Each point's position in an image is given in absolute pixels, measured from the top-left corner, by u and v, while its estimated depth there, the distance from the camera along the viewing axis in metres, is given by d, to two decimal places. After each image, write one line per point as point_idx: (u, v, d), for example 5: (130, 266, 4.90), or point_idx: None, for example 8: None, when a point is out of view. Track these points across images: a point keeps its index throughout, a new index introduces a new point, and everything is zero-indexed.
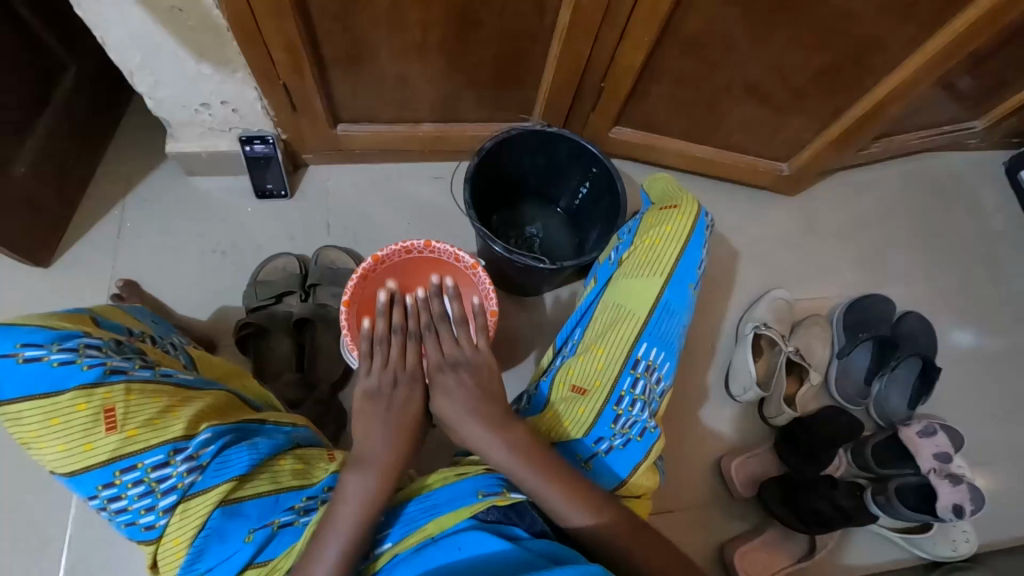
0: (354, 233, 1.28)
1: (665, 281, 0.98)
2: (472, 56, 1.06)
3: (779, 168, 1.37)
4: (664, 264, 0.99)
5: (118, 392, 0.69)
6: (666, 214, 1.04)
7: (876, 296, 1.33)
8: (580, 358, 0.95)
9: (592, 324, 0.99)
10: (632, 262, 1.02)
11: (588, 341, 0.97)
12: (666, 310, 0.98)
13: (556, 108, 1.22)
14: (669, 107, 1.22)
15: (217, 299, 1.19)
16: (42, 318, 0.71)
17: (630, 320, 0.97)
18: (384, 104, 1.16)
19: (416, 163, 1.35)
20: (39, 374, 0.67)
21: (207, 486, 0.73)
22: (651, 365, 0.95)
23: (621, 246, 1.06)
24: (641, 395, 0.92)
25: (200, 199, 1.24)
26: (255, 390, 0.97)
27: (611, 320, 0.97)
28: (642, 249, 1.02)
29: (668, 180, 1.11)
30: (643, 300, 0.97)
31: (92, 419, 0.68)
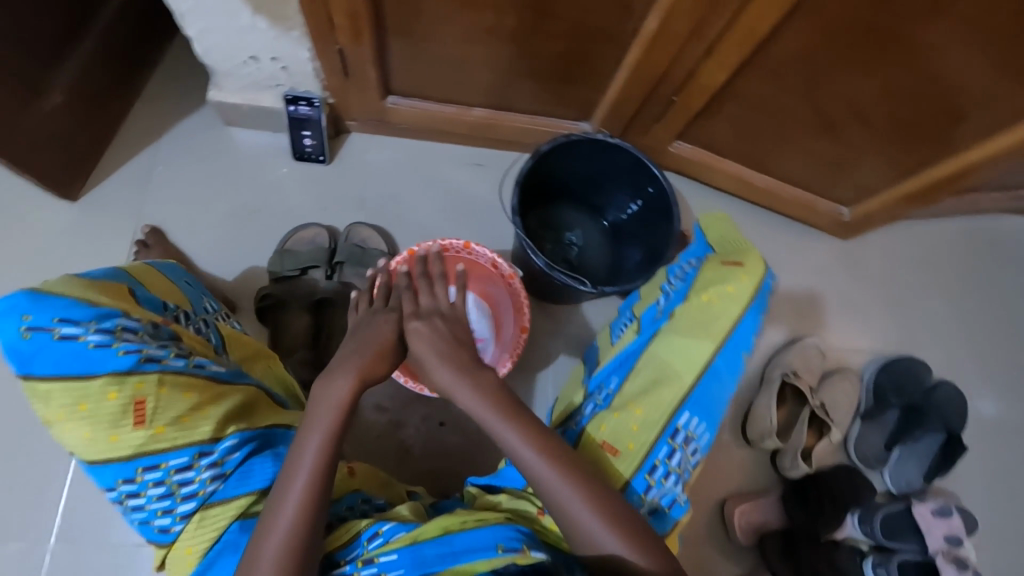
0: (386, 212, 1.22)
1: (716, 350, 0.84)
2: (542, 49, 0.99)
3: (838, 210, 1.30)
4: (719, 328, 0.84)
5: (149, 384, 0.67)
6: (728, 273, 0.87)
7: (913, 359, 1.28)
8: (614, 415, 0.83)
9: (635, 376, 0.86)
10: (683, 322, 0.86)
11: (625, 397, 0.85)
12: (711, 379, 0.84)
13: (618, 115, 1.14)
14: (736, 132, 1.15)
15: (239, 260, 1.15)
16: (79, 288, 0.67)
17: (673, 384, 0.83)
18: (439, 83, 1.09)
19: (460, 146, 1.29)
20: (73, 355, 0.63)
21: (226, 497, 0.71)
22: (689, 437, 0.83)
23: (675, 296, 0.90)
24: (676, 468, 0.81)
25: (235, 153, 1.20)
26: (276, 374, 0.95)
27: (654, 380, 0.84)
28: (697, 306, 0.87)
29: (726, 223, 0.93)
30: (689, 367, 0.83)
31: (121, 411, 0.65)
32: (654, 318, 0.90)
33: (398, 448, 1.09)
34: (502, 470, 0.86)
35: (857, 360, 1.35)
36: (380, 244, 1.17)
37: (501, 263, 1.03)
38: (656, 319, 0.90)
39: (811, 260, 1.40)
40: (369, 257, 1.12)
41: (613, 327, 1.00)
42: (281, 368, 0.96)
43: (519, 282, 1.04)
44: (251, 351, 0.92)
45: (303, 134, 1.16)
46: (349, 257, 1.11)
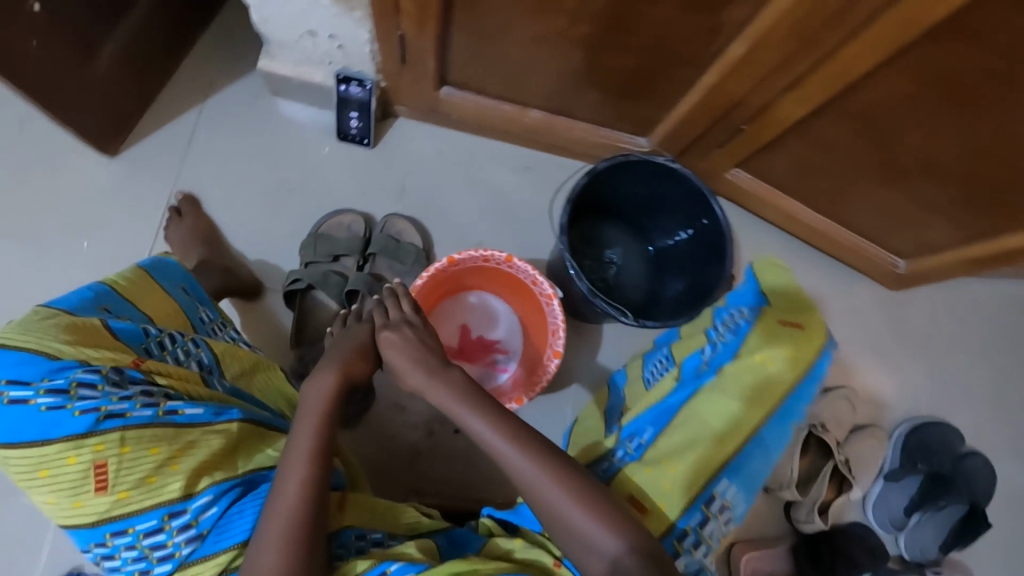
0: (425, 205, 1.18)
1: (766, 418, 0.66)
2: (612, 60, 0.93)
3: (893, 262, 1.24)
4: (776, 391, 0.67)
5: (110, 445, 0.53)
6: (786, 334, 0.69)
7: (946, 425, 1.24)
8: (647, 471, 0.67)
9: (671, 429, 0.69)
10: (730, 381, 0.68)
11: (656, 451, 0.68)
12: (757, 452, 0.67)
13: (680, 136, 1.08)
14: (803, 169, 1.08)
15: (270, 238, 1.11)
16: (33, 334, 0.56)
17: (719, 445, 0.65)
18: (498, 80, 1.04)
19: (509, 144, 1.23)
20: (26, 421, 0.52)
21: (205, 558, 0.56)
22: (725, 506, 0.67)
23: (725, 350, 0.73)
24: (707, 537, 0.66)
25: (279, 125, 1.16)
26: (277, 390, 0.77)
27: (690, 437, 0.67)
28: (750, 367, 0.68)
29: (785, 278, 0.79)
30: (732, 436, 0.66)
31: (81, 476, 0.53)
32: (696, 370, 0.75)
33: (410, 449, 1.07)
34: (519, 508, 0.73)
35: (888, 417, 1.30)
36: (416, 238, 1.13)
37: (541, 283, 0.92)
38: (698, 372, 0.74)
39: (855, 306, 1.34)
40: (403, 252, 1.09)
41: (646, 371, 0.92)
42: (287, 385, 0.78)
43: (558, 304, 0.92)
44: (249, 365, 0.75)
45: (350, 115, 1.12)
46: (383, 250, 1.08)
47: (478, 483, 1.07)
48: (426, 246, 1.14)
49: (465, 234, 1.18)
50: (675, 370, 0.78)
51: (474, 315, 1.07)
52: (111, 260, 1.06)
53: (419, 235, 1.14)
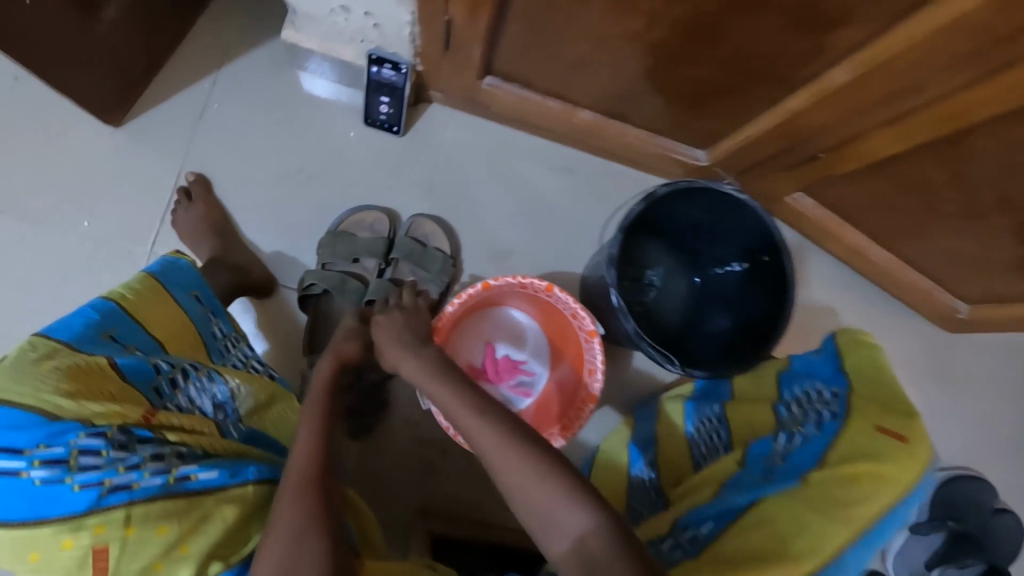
0: (456, 204, 1.08)
1: (850, 540, 0.52)
2: (686, 69, 0.81)
3: (953, 305, 1.15)
4: (861, 505, 0.54)
5: (113, 526, 0.47)
6: (886, 441, 0.57)
7: (981, 480, 1.18)
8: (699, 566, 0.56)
9: (735, 529, 0.57)
10: (813, 487, 0.56)
11: (714, 553, 0.56)
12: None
13: (746, 155, 0.97)
14: (877, 204, 0.98)
15: (285, 229, 1.02)
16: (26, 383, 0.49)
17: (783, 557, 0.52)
18: (550, 76, 0.92)
19: (550, 142, 1.12)
20: (18, 496, 0.46)
21: None
22: None
23: (804, 446, 0.63)
24: None
25: (301, 102, 1.05)
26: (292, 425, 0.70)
27: (757, 548, 0.54)
28: (841, 475, 0.56)
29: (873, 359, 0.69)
30: (813, 557, 0.52)
31: (78, 563, 0.47)
32: (766, 460, 0.65)
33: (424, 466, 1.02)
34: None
35: None
36: (443, 242, 1.05)
37: (581, 316, 0.86)
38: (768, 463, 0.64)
39: (908, 346, 1.24)
40: (429, 259, 1.00)
41: (691, 429, 0.88)
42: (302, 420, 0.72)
43: (599, 342, 0.86)
44: (264, 398, 0.68)
45: (380, 100, 1.01)
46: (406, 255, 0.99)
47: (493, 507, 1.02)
48: (454, 252, 1.05)
49: (495, 238, 1.08)
50: (738, 454, 0.69)
51: (505, 336, 1.00)
52: (114, 243, 0.97)
53: (446, 239, 1.05)
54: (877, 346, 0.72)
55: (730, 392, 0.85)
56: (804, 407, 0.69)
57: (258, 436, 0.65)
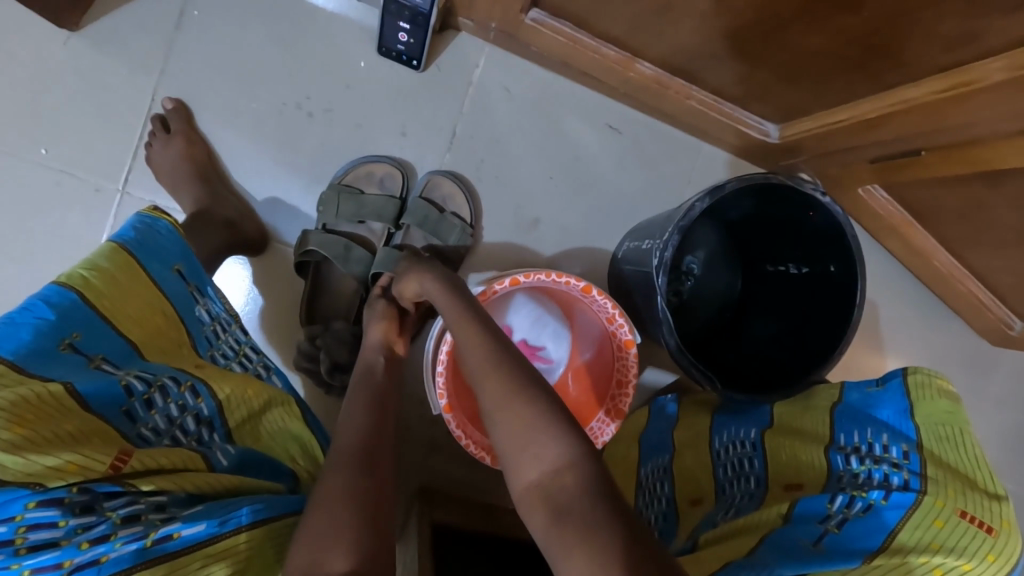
0: (480, 160, 0.92)
1: None
2: (795, 32, 0.65)
3: (1009, 322, 1.05)
4: None
5: None
6: (967, 532, 0.50)
7: None
8: None
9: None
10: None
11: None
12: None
13: (828, 140, 0.82)
14: (968, 213, 0.85)
15: (281, 176, 0.88)
16: None
17: None
18: (614, 17, 0.75)
19: (597, 96, 0.95)
20: None
21: None
22: None
23: (867, 517, 0.54)
24: None
25: (302, 19, 0.86)
26: (291, 432, 0.61)
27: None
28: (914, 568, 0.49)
29: (954, 410, 0.60)
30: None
31: None
32: (818, 523, 0.56)
33: (426, 447, 0.95)
34: None
35: None
36: (462, 206, 0.91)
37: (620, 323, 0.77)
38: (821, 528, 0.55)
39: (947, 358, 1.15)
40: (443, 228, 0.88)
41: (716, 445, 0.77)
42: (302, 425, 0.62)
43: (634, 353, 0.79)
44: (259, 404, 0.59)
45: (399, 27, 0.82)
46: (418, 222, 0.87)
47: (497, 491, 0.98)
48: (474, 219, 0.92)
49: (522, 203, 0.94)
50: (784, 506, 0.60)
51: (522, 322, 0.85)
52: (77, 176, 0.82)
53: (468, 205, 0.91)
54: (954, 390, 0.62)
55: (770, 417, 0.74)
56: (867, 462, 0.60)
57: (253, 457, 0.55)
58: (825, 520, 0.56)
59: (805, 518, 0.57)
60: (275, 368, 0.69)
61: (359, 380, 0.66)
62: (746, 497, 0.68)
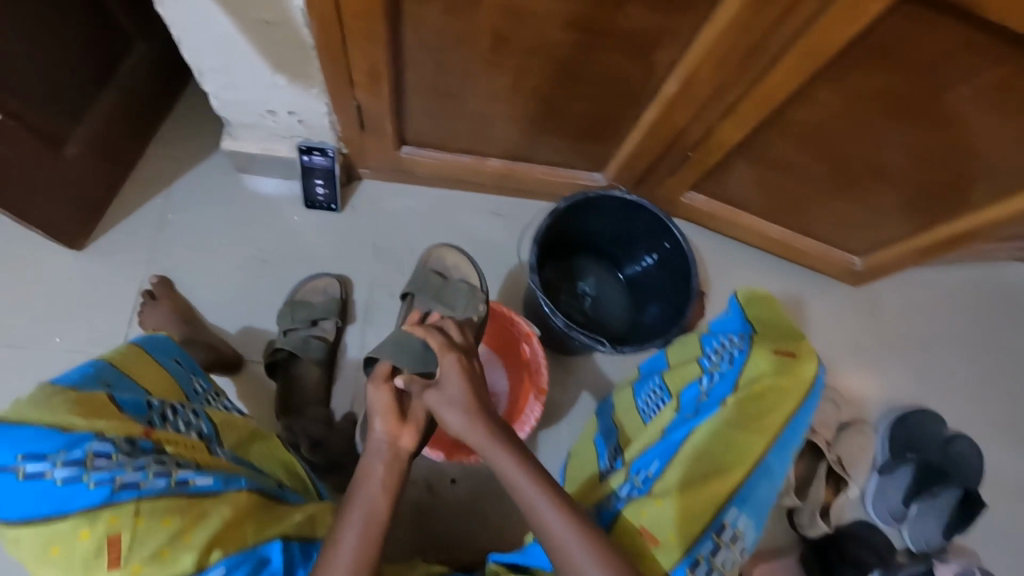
0: (400, 261, 1.20)
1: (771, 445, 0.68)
2: (562, 105, 1.00)
3: (850, 259, 1.31)
4: (771, 423, 0.69)
5: (125, 515, 0.54)
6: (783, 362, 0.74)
7: (924, 414, 1.27)
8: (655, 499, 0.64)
9: (677, 462, 0.67)
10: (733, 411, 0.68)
11: (669, 479, 0.65)
12: (766, 480, 0.67)
13: (632, 168, 1.15)
14: (753, 185, 1.16)
15: (247, 311, 1.12)
16: (45, 406, 0.56)
17: (723, 477, 0.65)
18: (456, 135, 1.10)
19: (474, 194, 1.28)
20: (40, 495, 0.52)
21: None
22: (736, 534, 0.66)
23: (721, 382, 0.75)
24: (719, 566, 0.64)
25: (248, 201, 1.19)
26: (274, 455, 0.76)
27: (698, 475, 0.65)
28: (752, 395, 0.70)
29: (776, 310, 0.84)
30: (742, 463, 0.66)
31: (95, 551, 0.52)
32: (694, 400, 0.76)
33: (410, 506, 1.05)
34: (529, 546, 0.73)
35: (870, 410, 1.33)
36: (464, 265, 1.06)
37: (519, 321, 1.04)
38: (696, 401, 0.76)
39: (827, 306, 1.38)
40: (451, 295, 0.98)
41: (639, 402, 0.93)
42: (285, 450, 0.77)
43: (537, 339, 1.02)
44: (246, 433, 0.74)
45: (315, 183, 1.16)
46: (428, 293, 1.00)
47: (486, 532, 1.05)
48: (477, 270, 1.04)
49: None
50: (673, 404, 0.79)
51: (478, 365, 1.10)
52: (86, 351, 1.06)
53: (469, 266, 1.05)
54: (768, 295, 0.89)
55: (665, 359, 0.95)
56: (721, 353, 0.80)
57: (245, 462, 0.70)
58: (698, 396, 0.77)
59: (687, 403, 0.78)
60: None
61: (362, 479, 0.66)
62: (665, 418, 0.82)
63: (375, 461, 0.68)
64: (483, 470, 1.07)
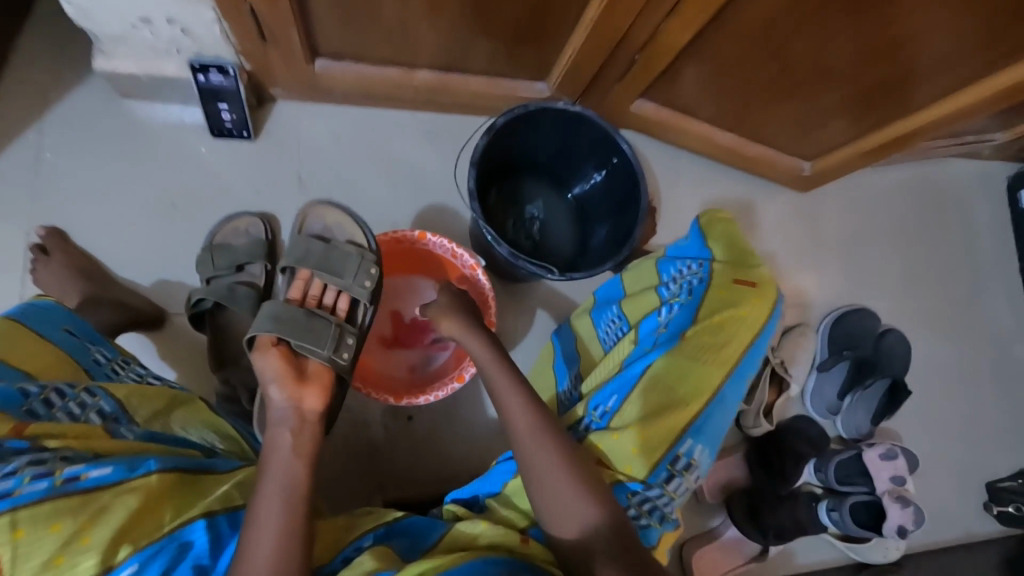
0: (331, 193, 1.10)
1: (726, 376, 0.68)
2: (490, 6, 0.88)
3: (799, 165, 1.28)
4: (726, 354, 0.69)
5: None
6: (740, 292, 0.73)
7: (861, 312, 1.33)
8: (615, 433, 0.65)
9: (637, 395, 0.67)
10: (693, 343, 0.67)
11: (626, 417, 0.66)
12: (720, 408, 0.68)
13: (576, 76, 1.05)
14: (702, 90, 1.09)
15: (160, 259, 1.01)
16: None
17: (682, 409, 0.64)
18: (375, 44, 0.96)
19: (405, 112, 1.16)
20: None
21: None
22: (692, 461, 0.66)
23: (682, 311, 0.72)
24: (675, 489, 0.66)
25: (141, 132, 1.04)
26: (200, 420, 0.70)
27: (661, 407, 0.65)
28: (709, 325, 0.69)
29: (736, 235, 0.83)
30: (699, 395, 0.65)
31: None
32: (654, 332, 0.73)
33: (367, 447, 1.03)
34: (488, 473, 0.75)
35: (812, 313, 1.38)
36: (347, 225, 0.89)
37: (460, 253, 0.93)
38: (657, 333, 0.72)
39: (774, 213, 1.37)
40: (340, 260, 0.83)
41: (600, 333, 0.94)
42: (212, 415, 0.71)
43: (483, 272, 0.93)
44: (163, 402, 0.68)
45: (220, 107, 1.00)
46: (311, 264, 0.83)
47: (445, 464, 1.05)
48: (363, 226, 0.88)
49: (379, 212, 1.11)
50: (631, 335, 0.76)
51: (412, 300, 1.02)
52: None
53: (353, 223, 0.89)
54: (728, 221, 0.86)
55: (622, 289, 0.93)
56: (680, 281, 0.78)
57: (162, 436, 0.64)
58: (658, 329, 0.73)
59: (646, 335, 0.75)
60: None
61: (271, 453, 0.62)
62: None
63: (281, 432, 0.64)
64: (437, 404, 1.05)
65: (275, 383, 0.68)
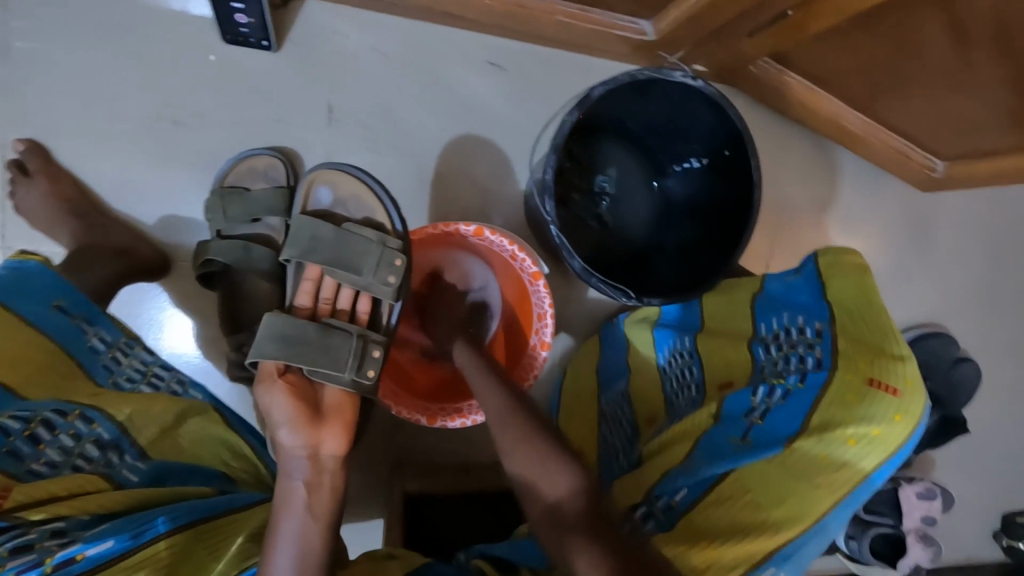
0: (367, 129, 0.89)
1: (834, 505, 0.54)
2: None
3: (930, 164, 1.05)
4: (840, 479, 0.54)
5: None
6: (875, 398, 0.55)
7: (944, 336, 1.14)
8: (677, 539, 0.55)
9: (712, 499, 0.57)
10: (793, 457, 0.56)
11: (693, 521, 0.57)
12: (818, 536, 0.56)
13: (698, 23, 0.81)
14: (852, 63, 0.84)
15: (161, 192, 0.85)
16: None
17: (766, 533, 0.54)
18: None
19: (465, 33, 0.91)
20: None
21: None
22: None
23: (786, 403, 0.61)
24: None
25: (136, 24, 0.82)
26: (213, 437, 0.65)
27: (737, 522, 0.55)
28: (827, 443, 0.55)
29: (868, 285, 0.63)
30: (791, 523, 0.54)
31: None
32: (744, 418, 0.63)
33: (385, 425, 0.95)
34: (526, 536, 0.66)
35: None
36: (365, 196, 0.73)
37: (522, 258, 0.77)
38: (747, 422, 0.62)
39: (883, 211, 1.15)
40: (356, 252, 0.68)
41: (662, 360, 0.83)
42: (224, 430, 0.66)
43: (545, 284, 0.78)
44: (172, 418, 0.61)
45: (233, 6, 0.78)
46: (319, 259, 0.68)
47: (466, 451, 0.98)
48: (382, 200, 0.72)
49: (419, 160, 0.91)
50: (713, 407, 0.66)
51: (449, 280, 0.89)
52: None
53: (372, 197, 0.73)
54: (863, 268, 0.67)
55: (702, 321, 0.80)
56: (784, 349, 0.66)
57: (171, 468, 0.58)
58: (750, 415, 0.63)
59: (733, 416, 0.64)
60: (192, 383, 0.70)
61: (284, 505, 0.56)
62: (690, 404, 0.74)
63: (293, 482, 0.58)
64: None
65: (287, 421, 0.60)
